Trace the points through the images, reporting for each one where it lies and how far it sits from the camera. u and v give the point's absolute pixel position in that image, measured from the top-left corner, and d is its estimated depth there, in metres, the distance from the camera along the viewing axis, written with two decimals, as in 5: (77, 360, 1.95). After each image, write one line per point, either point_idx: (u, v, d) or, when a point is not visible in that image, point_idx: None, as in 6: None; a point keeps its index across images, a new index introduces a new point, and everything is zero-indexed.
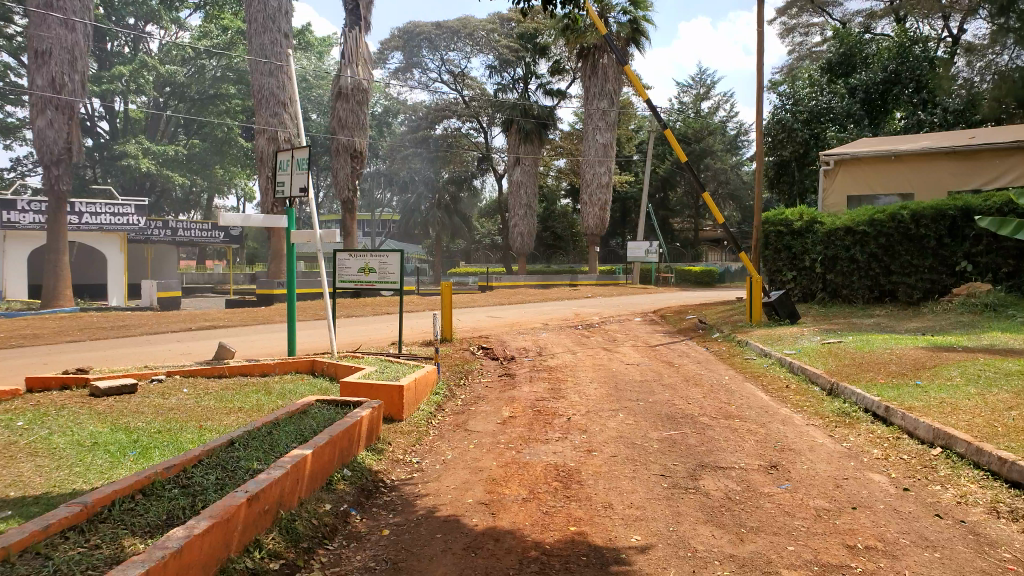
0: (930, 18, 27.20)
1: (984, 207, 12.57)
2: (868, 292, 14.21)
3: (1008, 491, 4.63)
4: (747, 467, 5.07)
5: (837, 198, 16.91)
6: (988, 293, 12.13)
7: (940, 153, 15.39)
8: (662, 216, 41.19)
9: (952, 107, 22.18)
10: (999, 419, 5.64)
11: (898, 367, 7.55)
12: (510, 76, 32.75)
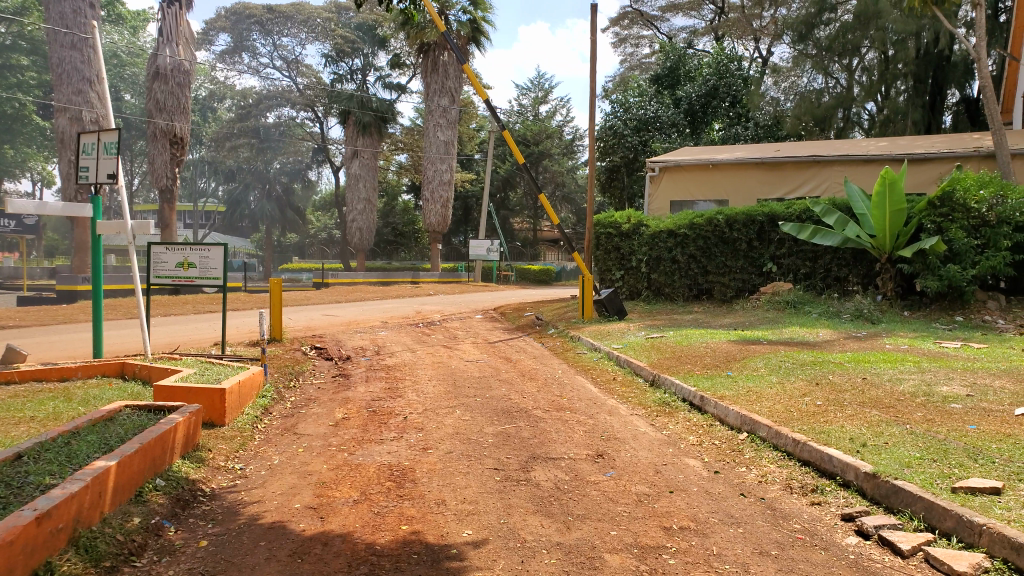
0: (744, 39, 29.60)
1: (788, 214, 13.85)
2: (689, 289, 15.23)
3: (801, 468, 5.18)
4: (576, 457, 5.26)
5: (661, 203, 17.87)
6: (789, 292, 13.34)
7: (751, 164, 16.74)
8: (503, 216, 42.04)
9: (762, 122, 24.69)
10: (797, 404, 6.24)
11: (713, 359, 8.14)
12: (346, 67, 32.11)
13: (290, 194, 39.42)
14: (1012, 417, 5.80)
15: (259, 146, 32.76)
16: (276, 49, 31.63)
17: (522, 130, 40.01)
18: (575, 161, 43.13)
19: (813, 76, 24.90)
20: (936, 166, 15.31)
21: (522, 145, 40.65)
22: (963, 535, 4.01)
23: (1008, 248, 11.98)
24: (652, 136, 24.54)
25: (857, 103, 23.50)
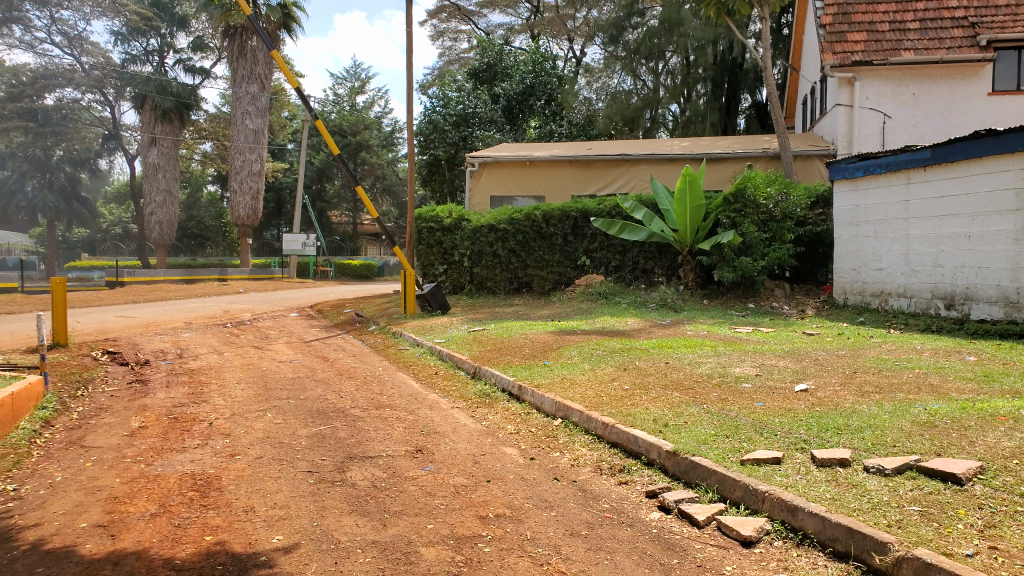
0: (559, 38, 30.68)
1: (599, 210, 14.55)
2: (510, 283, 15.64)
3: (611, 450, 5.46)
4: (394, 454, 5.21)
5: (481, 198, 18.08)
6: (601, 284, 14.07)
7: (566, 161, 17.43)
8: (320, 208, 40.85)
9: (576, 121, 25.87)
10: (607, 389, 6.58)
11: (531, 350, 8.38)
12: (140, 47, 29.80)
13: (75, 185, 36.30)
14: (792, 393, 6.46)
15: (37, 130, 29.66)
16: (53, 22, 27.55)
17: (338, 120, 39.45)
18: (395, 154, 42.80)
19: (623, 77, 26.04)
20: (731, 165, 16.72)
21: (338, 136, 39.69)
22: (749, 502, 4.40)
23: (791, 241, 13.36)
24: (472, 133, 24.98)
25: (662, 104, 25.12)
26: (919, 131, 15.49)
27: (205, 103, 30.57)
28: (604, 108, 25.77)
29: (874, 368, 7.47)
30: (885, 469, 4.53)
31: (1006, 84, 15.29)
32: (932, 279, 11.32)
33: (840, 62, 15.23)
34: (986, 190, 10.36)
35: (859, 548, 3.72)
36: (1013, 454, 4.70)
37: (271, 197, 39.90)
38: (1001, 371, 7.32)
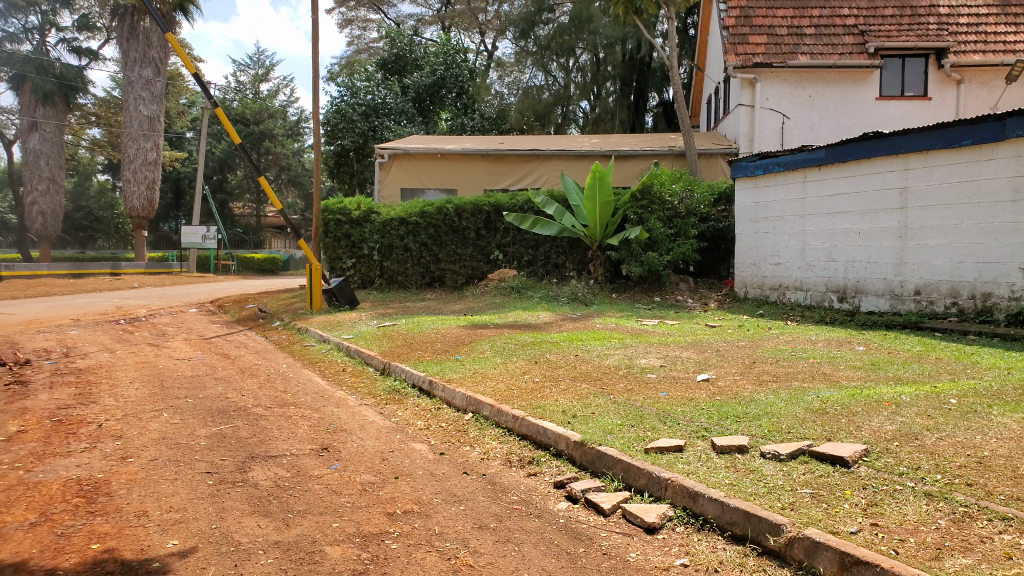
0: (471, 31, 30.71)
1: (511, 205, 14.65)
2: (421, 277, 15.52)
3: (520, 443, 5.49)
4: (299, 453, 5.08)
5: (391, 190, 17.87)
6: (513, 278, 14.15)
7: (478, 155, 17.40)
8: (221, 199, 39.49)
9: (487, 115, 26.03)
10: (518, 382, 6.63)
11: (441, 344, 8.34)
12: (19, 24, 27.84)
13: None
14: (695, 383, 6.68)
15: None
16: None
17: (240, 108, 38.24)
18: (301, 144, 41.84)
19: (535, 72, 26.52)
20: (638, 162, 17.13)
21: (240, 124, 38.43)
22: (653, 490, 4.51)
23: (694, 236, 13.81)
24: (381, 123, 24.56)
25: (572, 102, 25.65)
26: (815, 132, 16.22)
27: (93, 86, 28.96)
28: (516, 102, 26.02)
29: (772, 358, 7.81)
30: (780, 454, 4.73)
31: (892, 90, 16.22)
32: (825, 273, 11.95)
33: (742, 63, 15.82)
34: (874, 189, 11.04)
35: (756, 530, 3.87)
36: (895, 437, 5.02)
37: (168, 187, 38.33)
38: (887, 359, 7.79)
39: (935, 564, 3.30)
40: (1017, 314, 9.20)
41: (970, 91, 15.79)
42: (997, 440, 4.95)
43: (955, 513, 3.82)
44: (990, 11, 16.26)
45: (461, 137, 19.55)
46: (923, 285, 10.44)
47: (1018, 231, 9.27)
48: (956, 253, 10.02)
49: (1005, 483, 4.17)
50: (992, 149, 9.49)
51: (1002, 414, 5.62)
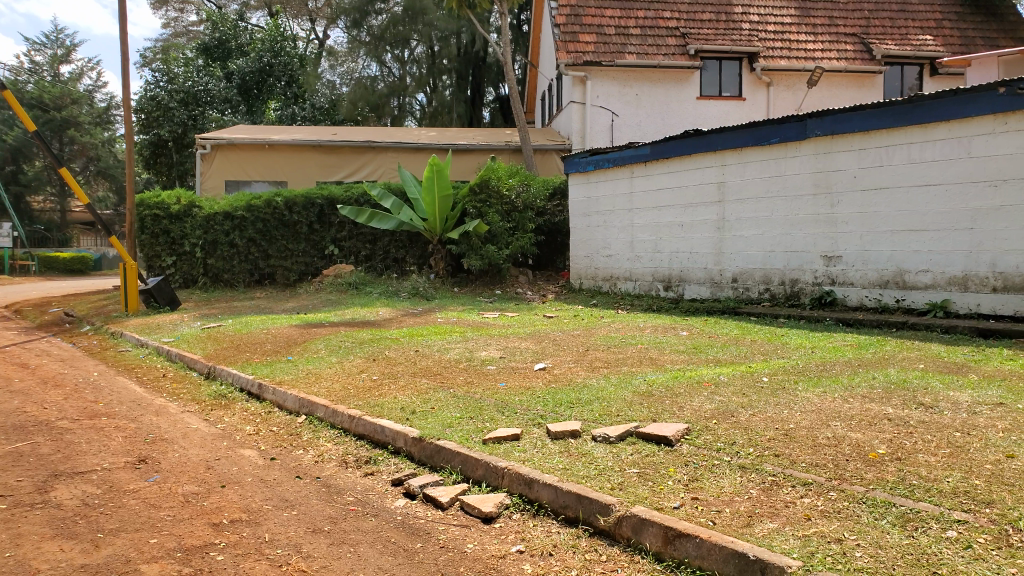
0: (300, 18, 29.75)
1: (345, 198, 14.38)
2: (249, 275, 14.85)
3: (357, 442, 5.38)
4: (111, 467, 4.70)
5: (215, 182, 16.88)
6: (350, 274, 13.89)
7: (309, 146, 16.88)
8: (16, 193, 35.66)
9: (318, 105, 25.02)
10: (355, 381, 6.49)
11: (273, 345, 8.01)
12: None
13: None
14: (532, 372, 6.87)
15: None
16: None
17: (37, 92, 34.79)
18: (112, 133, 38.74)
19: (368, 62, 25.81)
20: (475, 157, 17.36)
21: (37, 110, 34.89)
22: (490, 479, 4.57)
23: (532, 230, 14.17)
24: (202, 112, 23.34)
25: (408, 93, 25.46)
26: (642, 129, 17.11)
27: None
28: (348, 92, 25.23)
29: (604, 345, 8.17)
30: (610, 437, 4.94)
31: (711, 91, 17.39)
32: (653, 263, 12.65)
33: (573, 61, 16.42)
34: (694, 184, 11.82)
35: (587, 512, 4.01)
36: (713, 415, 5.40)
37: None
38: (707, 343, 8.38)
39: (747, 530, 3.57)
40: (819, 298, 10.22)
41: (777, 94, 17.22)
42: (800, 413, 5.45)
43: (764, 482, 4.17)
44: (793, 20, 17.85)
45: (292, 128, 18.84)
46: (738, 273, 11.32)
47: (818, 222, 10.30)
48: (766, 242, 10.95)
49: (805, 451, 4.60)
50: (796, 147, 10.45)
51: (806, 388, 6.21)
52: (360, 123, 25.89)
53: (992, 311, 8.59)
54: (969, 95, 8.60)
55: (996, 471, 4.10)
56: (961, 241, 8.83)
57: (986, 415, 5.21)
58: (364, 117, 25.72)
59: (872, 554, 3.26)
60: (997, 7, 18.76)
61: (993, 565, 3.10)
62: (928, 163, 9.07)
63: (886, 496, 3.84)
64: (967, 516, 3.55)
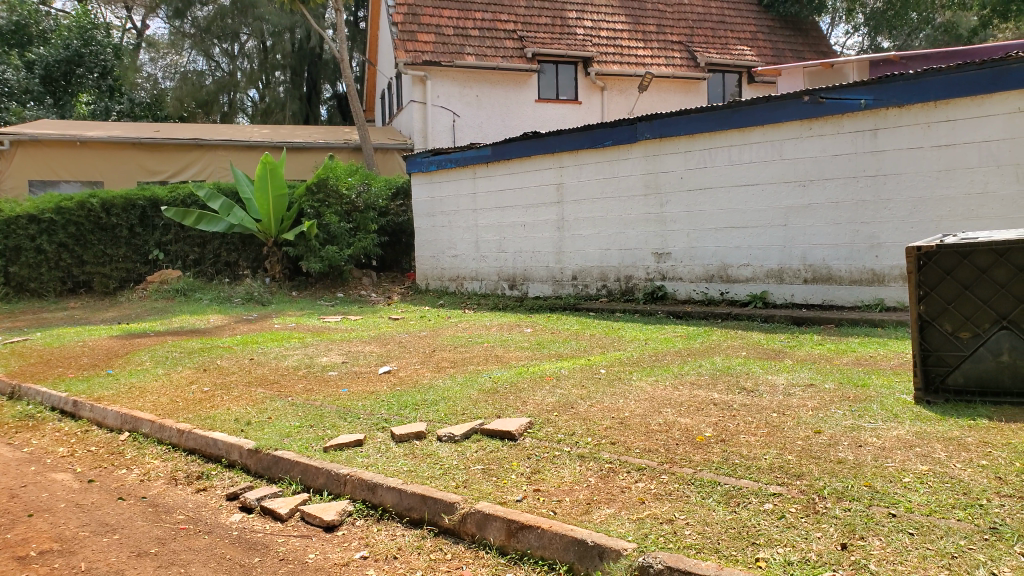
0: (112, 6, 27.70)
1: (171, 199, 13.55)
2: (62, 283, 13.63)
3: (187, 458, 5.10)
4: None
5: (15, 182, 15.31)
6: (178, 281, 13.11)
7: (127, 144, 15.75)
8: None
9: (139, 100, 24.40)
10: (184, 394, 6.13)
11: (90, 359, 7.40)
12: None
13: None
14: (376, 375, 6.79)
15: None
16: None
17: None
18: None
19: (194, 57, 24.51)
20: (312, 156, 16.95)
21: None
22: (332, 487, 4.47)
23: (374, 231, 14.02)
24: None
25: (239, 90, 24.26)
26: (483, 130, 17.35)
27: None
28: (173, 88, 23.91)
29: (450, 345, 8.23)
30: (455, 435, 4.98)
31: (549, 93, 17.91)
32: (497, 263, 12.90)
33: (412, 60, 16.38)
34: (535, 185, 12.16)
35: (432, 512, 4.02)
36: (553, 408, 5.59)
37: None
38: (550, 339, 8.64)
39: (586, 518, 3.73)
40: (652, 292, 10.83)
41: (611, 98, 18.00)
42: (634, 402, 5.76)
43: (601, 469, 4.37)
44: (624, 27, 18.77)
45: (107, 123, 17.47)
46: (578, 271, 11.79)
47: (649, 221, 10.90)
48: (603, 241, 11.46)
49: (639, 437, 4.88)
50: (627, 149, 10.99)
51: (640, 377, 6.59)
52: (186, 120, 24.42)
53: (804, 300, 9.50)
54: (779, 102, 9.41)
55: (805, 446, 4.54)
56: (776, 237, 9.68)
57: (799, 396, 5.75)
58: (190, 113, 24.25)
59: (699, 531, 3.49)
60: (802, 24, 20.73)
61: (802, 531, 3.42)
62: (745, 165, 9.86)
63: (711, 476, 4.15)
64: (781, 488, 3.91)
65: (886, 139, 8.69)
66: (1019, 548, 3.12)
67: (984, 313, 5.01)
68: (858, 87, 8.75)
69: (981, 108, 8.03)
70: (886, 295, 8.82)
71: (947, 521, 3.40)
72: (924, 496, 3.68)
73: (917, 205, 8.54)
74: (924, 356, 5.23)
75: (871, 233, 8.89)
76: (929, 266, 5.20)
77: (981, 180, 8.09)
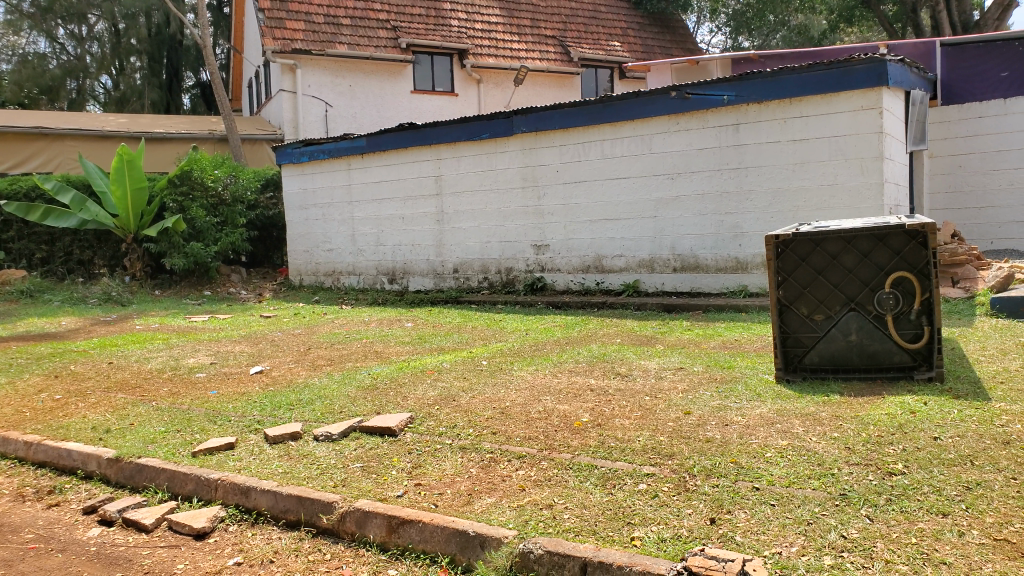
0: None
1: (12, 193, 12.52)
2: None
3: (36, 472, 4.75)
4: None
5: None
6: (23, 281, 12.12)
7: None
8: None
9: None
10: (32, 403, 5.68)
11: None
12: None
13: None
14: (248, 376, 6.56)
15: None
16: None
17: None
18: None
19: (35, 39, 22.69)
20: (173, 147, 16.09)
21: None
22: (202, 494, 4.28)
23: (243, 225, 13.54)
24: None
25: (88, 75, 22.81)
26: (357, 120, 17.01)
27: None
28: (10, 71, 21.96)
29: (326, 342, 8.04)
30: (333, 434, 4.88)
31: (424, 85, 17.79)
32: (375, 256, 12.71)
33: (280, 48, 15.83)
34: (412, 177, 12.07)
35: (309, 513, 3.93)
36: (435, 401, 5.59)
37: None
38: (431, 332, 8.61)
39: (467, 509, 3.76)
40: (531, 283, 11.02)
41: (487, 91, 18.09)
42: (514, 391, 5.85)
43: (483, 460, 4.42)
44: (499, 20, 18.90)
45: None
46: (458, 263, 11.81)
47: (527, 214, 11.06)
48: (482, 233, 11.53)
49: (519, 426, 4.96)
50: (504, 142, 11.11)
51: (520, 367, 6.69)
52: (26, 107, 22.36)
53: (674, 288, 9.94)
54: (648, 97, 9.77)
55: (676, 427, 4.77)
56: (647, 228, 10.07)
57: (669, 379, 6.04)
58: (31, 99, 22.32)
59: (578, 515, 3.61)
60: (669, 21, 21.60)
61: (674, 509, 3.59)
62: (617, 158, 10.19)
63: (588, 460, 4.29)
64: (654, 469, 4.09)
65: (747, 133, 9.21)
66: (865, 510, 3.41)
67: (835, 296, 5.45)
68: (720, 83, 9.22)
69: (830, 105, 8.68)
70: (749, 282, 9.37)
71: (804, 491, 3.67)
72: (784, 468, 3.96)
73: (776, 196, 9.12)
74: (784, 338, 5.61)
75: (734, 223, 9.43)
76: (786, 253, 5.59)
77: (832, 173, 8.75)
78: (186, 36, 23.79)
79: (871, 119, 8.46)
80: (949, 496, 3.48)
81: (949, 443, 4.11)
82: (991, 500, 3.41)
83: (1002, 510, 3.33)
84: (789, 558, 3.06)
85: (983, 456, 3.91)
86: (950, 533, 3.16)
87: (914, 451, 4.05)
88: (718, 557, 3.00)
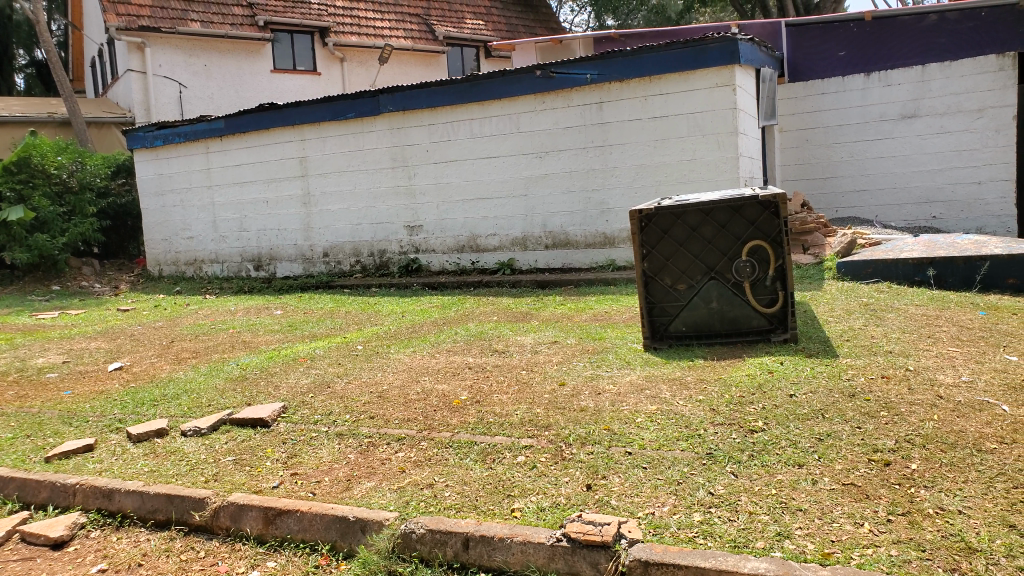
0: None
1: None
2: None
3: None
4: None
5: None
6: None
7: None
8: None
9: None
10: None
11: None
12: None
13: None
14: (105, 373, 6.21)
15: None
16: None
17: None
18: None
19: None
20: (8, 131, 14.79)
21: None
22: (58, 501, 4.07)
23: (93, 214, 12.68)
24: None
25: None
26: (214, 101, 16.21)
27: None
28: None
29: (190, 334, 7.71)
30: (201, 429, 4.74)
31: (285, 64, 17.17)
32: (240, 242, 12.25)
33: (125, 24, 14.81)
34: (276, 158, 11.68)
35: (179, 511, 3.82)
36: (309, 389, 5.53)
37: None
38: (303, 319, 8.44)
39: (346, 494, 3.78)
40: (406, 265, 10.98)
41: (351, 69, 17.71)
42: (392, 374, 5.88)
43: (361, 445, 4.43)
44: None
45: None
46: (329, 247, 11.57)
47: (399, 194, 10.98)
48: (353, 215, 11.34)
49: (398, 409, 5.01)
50: (371, 122, 10.96)
51: (398, 350, 6.71)
52: None
53: (547, 265, 10.20)
54: (514, 77, 9.92)
55: (552, 398, 4.97)
56: (519, 207, 10.26)
57: (543, 353, 6.26)
58: None
59: (458, 491, 3.71)
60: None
61: (552, 478, 3.77)
62: (486, 138, 10.29)
63: (468, 437, 4.40)
64: (532, 441, 4.26)
65: (611, 111, 9.56)
66: (729, 467, 3.72)
67: (695, 267, 5.82)
68: (584, 63, 9.50)
69: (687, 83, 9.14)
70: (616, 255, 9.78)
71: (673, 453, 3.95)
72: (653, 432, 4.23)
73: (640, 172, 9.53)
74: (650, 309, 5.93)
75: (602, 199, 9.78)
76: (650, 227, 5.91)
77: (691, 148, 9.22)
78: (16, 11, 21.60)
79: (725, 96, 8.98)
80: (804, 449, 3.85)
81: (802, 399, 4.53)
82: (839, 449, 3.81)
83: (849, 457, 3.73)
84: (662, 517, 3.30)
85: (832, 409, 4.33)
86: (805, 482, 3.51)
87: (773, 408, 4.43)
88: (595, 522, 3.16)
